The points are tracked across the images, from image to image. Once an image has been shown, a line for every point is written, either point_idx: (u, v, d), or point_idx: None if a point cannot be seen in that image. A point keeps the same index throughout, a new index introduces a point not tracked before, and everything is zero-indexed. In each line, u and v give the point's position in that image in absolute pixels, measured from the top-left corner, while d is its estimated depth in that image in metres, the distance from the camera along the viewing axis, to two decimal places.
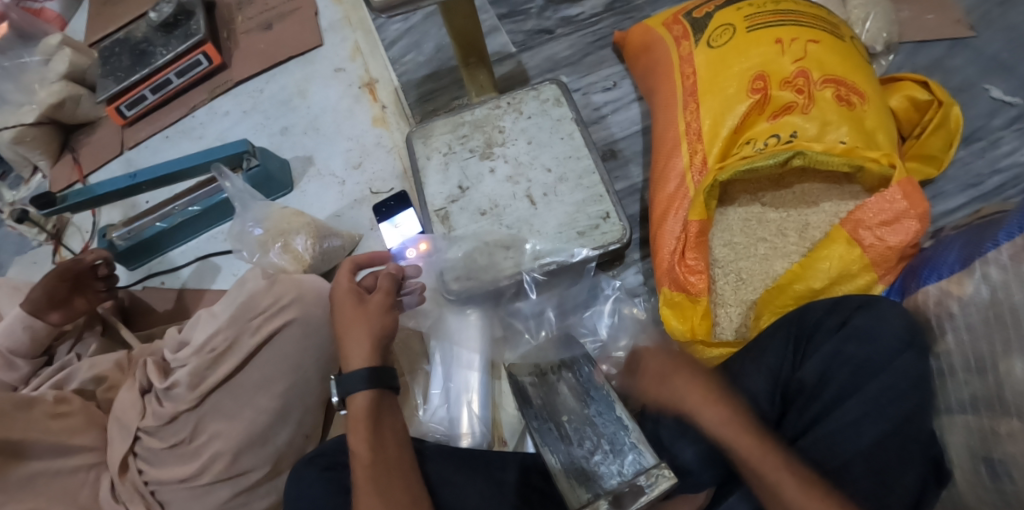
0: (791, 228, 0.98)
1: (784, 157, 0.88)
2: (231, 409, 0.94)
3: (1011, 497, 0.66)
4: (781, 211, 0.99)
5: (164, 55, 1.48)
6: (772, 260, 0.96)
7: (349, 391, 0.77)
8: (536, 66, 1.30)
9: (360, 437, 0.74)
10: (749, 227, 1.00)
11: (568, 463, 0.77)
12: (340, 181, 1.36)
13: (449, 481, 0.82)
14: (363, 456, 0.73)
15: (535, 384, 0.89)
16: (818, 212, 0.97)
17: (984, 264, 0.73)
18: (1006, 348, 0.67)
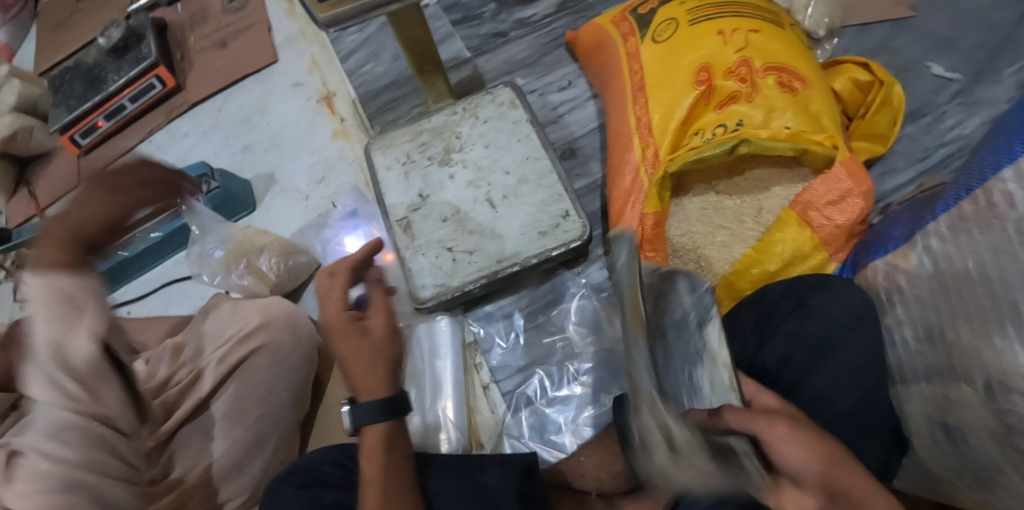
0: (747, 214, 1.00)
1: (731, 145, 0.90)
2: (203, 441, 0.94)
3: (967, 459, 0.69)
4: (736, 197, 1.01)
5: (117, 80, 1.46)
6: (731, 247, 0.98)
7: (360, 423, 0.76)
8: (492, 70, 1.31)
9: (369, 458, 0.75)
10: (706, 215, 1.02)
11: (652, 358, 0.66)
12: (304, 196, 1.36)
13: (448, 495, 0.83)
14: (371, 474, 0.74)
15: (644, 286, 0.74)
16: (771, 196, 1.00)
17: (925, 236, 0.75)
18: (952, 317, 0.69)
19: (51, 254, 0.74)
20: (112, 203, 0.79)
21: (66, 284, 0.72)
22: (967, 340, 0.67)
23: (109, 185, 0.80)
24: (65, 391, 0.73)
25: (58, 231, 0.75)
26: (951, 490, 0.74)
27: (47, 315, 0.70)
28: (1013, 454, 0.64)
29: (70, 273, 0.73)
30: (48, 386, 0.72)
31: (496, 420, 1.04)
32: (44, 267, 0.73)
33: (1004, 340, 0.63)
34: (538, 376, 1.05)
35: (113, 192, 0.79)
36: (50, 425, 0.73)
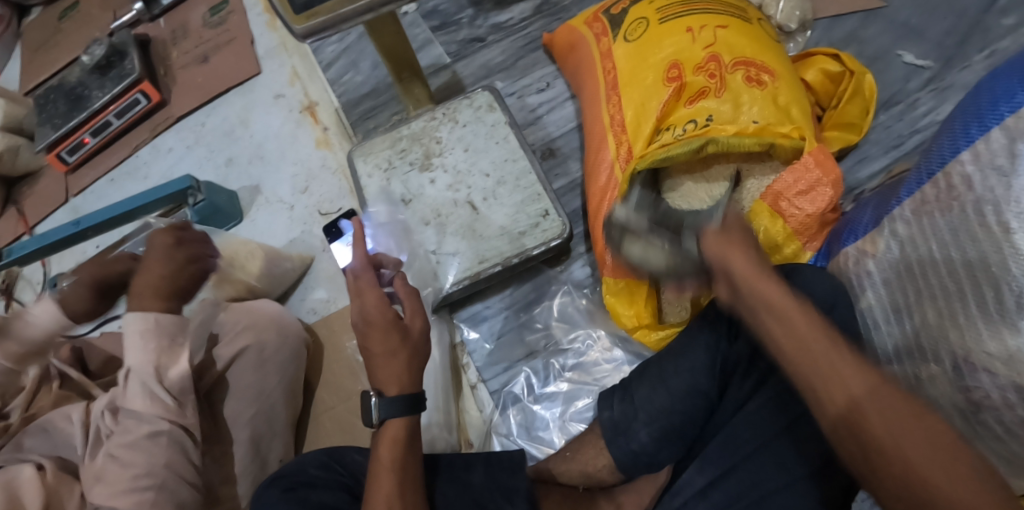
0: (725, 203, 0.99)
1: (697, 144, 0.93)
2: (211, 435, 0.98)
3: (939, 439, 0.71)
4: None
5: (101, 97, 1.47)
6: None
7: (386, 415, 0.76)
8: (471, 74, 1.33)
9: (386, 447, 0.75)
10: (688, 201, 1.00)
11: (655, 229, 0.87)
12: (289, 206, 1.37)
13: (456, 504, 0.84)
14: (385, 458, 0.75)
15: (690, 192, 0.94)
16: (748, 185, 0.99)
17: (890, 220, 0.77)
18: (918, 298, 0.72)
19: (148, 300, 0.90)
20: (188, 262, 0.94)
21: (163, 323, 0.89)
22: (934, 321, 0.70)
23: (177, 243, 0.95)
24: (161, 402, 0.86)
25: (151, 281, 0.90)
26: None
27: (142, 340, 0.86)
28: (980, 429, 0.66)
29: (165, 315, 0.90)
30: (146, 397, 0.85)
31: (484, 419, 1.05)
32: (142, 309, 0.89)
33: (968, 321, 0.65)
34: (524, 374, 1.07)
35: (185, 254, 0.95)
36: (146, 429, 0.84)
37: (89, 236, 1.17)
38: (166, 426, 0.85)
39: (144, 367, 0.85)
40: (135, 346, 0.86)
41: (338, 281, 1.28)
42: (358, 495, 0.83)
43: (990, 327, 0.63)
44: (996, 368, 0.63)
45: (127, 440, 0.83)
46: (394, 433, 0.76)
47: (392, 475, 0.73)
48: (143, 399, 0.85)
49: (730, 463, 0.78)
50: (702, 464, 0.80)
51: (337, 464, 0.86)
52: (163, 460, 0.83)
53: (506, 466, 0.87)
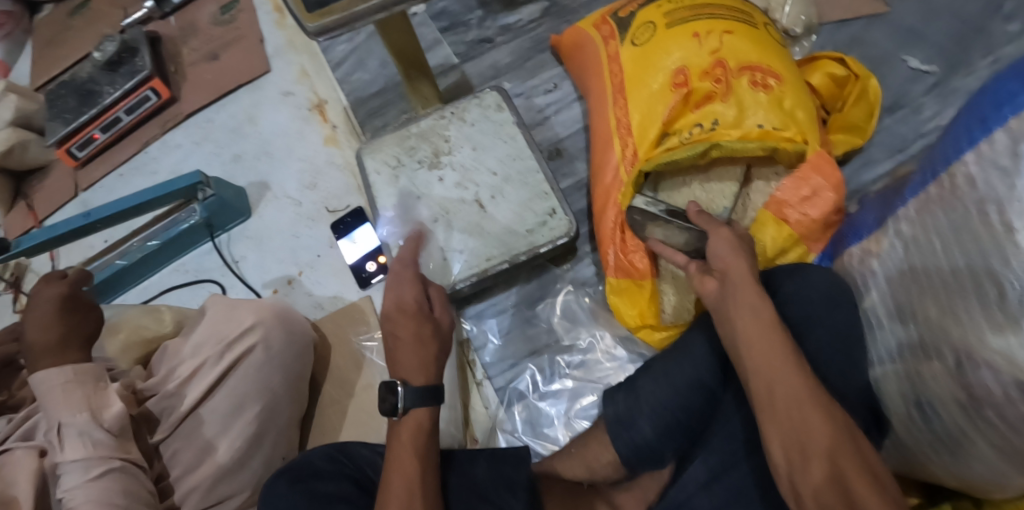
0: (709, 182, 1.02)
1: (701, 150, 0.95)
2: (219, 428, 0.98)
3: (940, 432, 0.75)
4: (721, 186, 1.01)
5: (111, 93, 1.48)
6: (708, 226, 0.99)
7: (411, 404, 0.79)
8: (479, 75, 1.34)
9: (409, 430, 0.79)
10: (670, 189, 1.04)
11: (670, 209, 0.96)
12: (297, 202, 1.38)
13: (475, 494, 0.86)
14: (407, 438, 0.79)
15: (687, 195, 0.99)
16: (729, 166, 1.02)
17: (895, 221, 0.80)
18: (921, 298, 0.74)
19: (65, 355, 0.88)
20: (76, 313, 0.91)
21: (83, 372, 0.88)
22: (936, 318, 0.72)
23: (70, 302, 0.91)
24: (104, 443, 0.85)
25: (52, 339, 0.87)
26: (925, 462, 0.80)
27: (69, 397, 0.85)
28: (981, 426, 0.69)
29: (82, 365, 0.88)
30: (88, 444, 0.84)
31: (489, 416, 1.06)
32: (54, 365, 0.87)
33: (970, 318, 0.67)
34: (529, 371, 1.08)
35: (73, 306, 0.91)
36: (93, 471, 0.83)
37: (98, 229, 1.18)
38: (116, 465, 0.85)
39: (77, 421, 0.84)
40: (59, 402, 0.85)
41: (345, 276, 1.29)
42: (361, 485, 0.85)
43: (992, 326, 0.65)
44: (997, 365, 0.65)
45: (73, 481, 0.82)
46: (419, 419, 0.80)
47: (414, 459, 0.77)
48: (87, 443, 0.84)
49: (734, 457, 0.80)
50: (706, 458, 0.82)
51: (344, 456, 0.87)
52: (120, 491, 0.84)
53: (513, 460, 0.89)
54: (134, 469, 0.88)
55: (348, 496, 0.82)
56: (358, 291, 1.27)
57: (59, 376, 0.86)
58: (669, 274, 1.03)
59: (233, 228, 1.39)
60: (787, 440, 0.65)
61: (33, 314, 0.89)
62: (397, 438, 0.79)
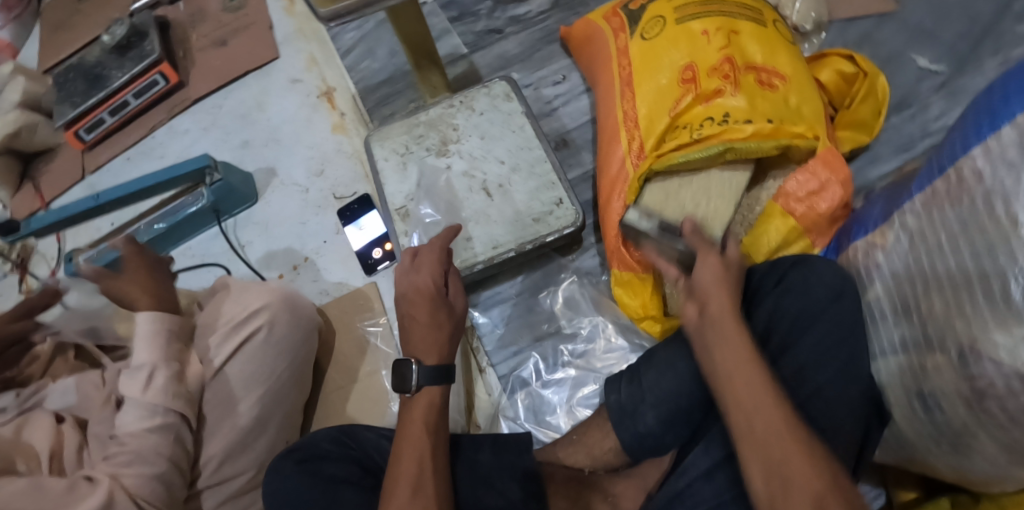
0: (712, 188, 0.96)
1: (714, 152, 0.93)
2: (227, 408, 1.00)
3: (941, 425, 0.75)
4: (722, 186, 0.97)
5: (120, 77, 1.48)
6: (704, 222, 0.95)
7: (424, 382, 0.81)
8: (487, 65, 1.34)
9: (420, 409, 0.80)
10: (666, 191, 0.98)
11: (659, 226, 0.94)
12: (304, 189, 1.39)
13: (484, 480, 0.87)
14: (418, 416, 0.80)
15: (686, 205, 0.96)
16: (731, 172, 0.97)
17: (902, 214, 0.80)
18: (925, 290, 0.75)
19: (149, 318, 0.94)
20: (162, 274, 1.00)
21: (171, 334, 0.96)
22: (940, 311, 0.72)
23: (152, 262, 1.00)
24: (168, 400, 0.91)
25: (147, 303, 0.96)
26: (926, 456, 0.81)
27: (157, 353, 0.93)
28: (983, 418, 0.70)
29: (173, 327, 0.96)
30: (162, 396, 0.91)
31: (492, 402, 1.08)
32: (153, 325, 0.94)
33: (974, 311, 0.68)
34: (533, 359, 1.08)
35: (155, 266, 1.00)
36: (156, 423, 0.89)
37: (106, 211, 1.19)
38: (172, 421, 0.91)
39: (165, 368, 0.92)
40: (152, 351, 0.93)
41: (351, 263, 1.30)
42: (366, 467, 0.85)
43: (997, 318, 0.66)
44: (1000, 357, 0.66)
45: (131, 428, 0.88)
46: (431, 397, 0.81)
47: (424, 433, 0.78)
48: (168, 394, 0.91)
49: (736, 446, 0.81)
50: (708, 447, 0.82)
51: (348, 438, 0.88)
52: (164, 453, 0.89)
53: (515, 446, 0.91)
54: (184, 429, 0.93)
55: (353, 477, 0.82)
56: (364, 277, 1.28)
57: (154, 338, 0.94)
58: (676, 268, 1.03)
59: (239, 213, 1.40)
60: (774, 478, 0.63)
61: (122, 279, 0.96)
62: (407, 414, 0.80)
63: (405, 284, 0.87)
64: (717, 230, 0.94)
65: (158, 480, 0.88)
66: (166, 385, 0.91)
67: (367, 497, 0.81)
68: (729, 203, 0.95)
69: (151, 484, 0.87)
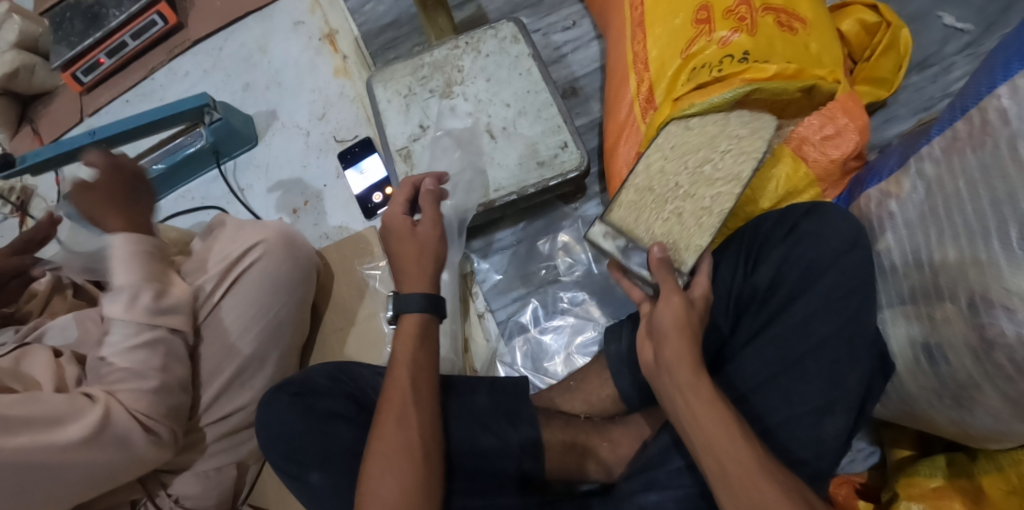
0: (689, 210, 0.84)
1: (741, 92, 0.89)
2: (222, 345, 0.99)
3: (946, 378, 0.74)
4: (710, 191, 0.84)
5: (117, 16, 1.43)
6: (683, 232, 0.83)
7: (402, 309, 0.81)
8: (496, 9, 1.29)
9: (404, 342, 0.80)
10: (637, 209, 0.86)
11: (623, 246, 0.85)
12: (305, 132, 1.36)
13: (483, 423, 0.88)
14: (404, 354, 0.80)
15: (666, 215, 0.84)
16: (715, 193, 0.84)
17: (918, 160, 0.77)
18: (939, 239, 0.72)
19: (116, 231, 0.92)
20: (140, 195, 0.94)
21: (142, 248, 0.92)
22: (953, 260, 0.70)
23: (127, 179, 0.93)
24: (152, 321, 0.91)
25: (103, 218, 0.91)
26: (927, 411, 0.80)
27: (135, 270, 0.90)
28: (990, 368, 0.68)
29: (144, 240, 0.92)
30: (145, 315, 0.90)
31: (490, 348, 1.07)
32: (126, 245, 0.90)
33: (989, 258, 0.66)
34: (532, 305, 1.08)
35: (133, 184, 0.93)
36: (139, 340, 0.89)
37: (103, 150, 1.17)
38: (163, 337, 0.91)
39: (145, 288, 0.90)
40: (126, 270, 0.90)
41: (352, 207, 1.28)
42: (362, 404, 0.86)
43: (1011, 265, 0.64)
44: (1013, 305, 0.64)
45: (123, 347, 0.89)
46: (412, 324, 0.81)
47: (407, 369, 0.78)
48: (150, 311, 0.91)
49: (737, 394, 0.80)
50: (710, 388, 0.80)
51: (344, 375, 0.89)
52: (159, 363, 0.90)
53: (509, 390, 0.92)
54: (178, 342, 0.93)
55: (347, 413, 0.84)
56: (365, 221, 1.26)
57: (132, 261, 0.90)
58: None
59: (239, 156, 1.37)
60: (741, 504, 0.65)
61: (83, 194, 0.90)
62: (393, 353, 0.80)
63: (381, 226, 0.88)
64: (687, 259, 0.81)
65: (155, 392, 0.89)
66: (147, 303, 0.90)
67: (362, 432, 0.84)
68: (705, 230, 0.82)
69: (148, 396, 0.88)
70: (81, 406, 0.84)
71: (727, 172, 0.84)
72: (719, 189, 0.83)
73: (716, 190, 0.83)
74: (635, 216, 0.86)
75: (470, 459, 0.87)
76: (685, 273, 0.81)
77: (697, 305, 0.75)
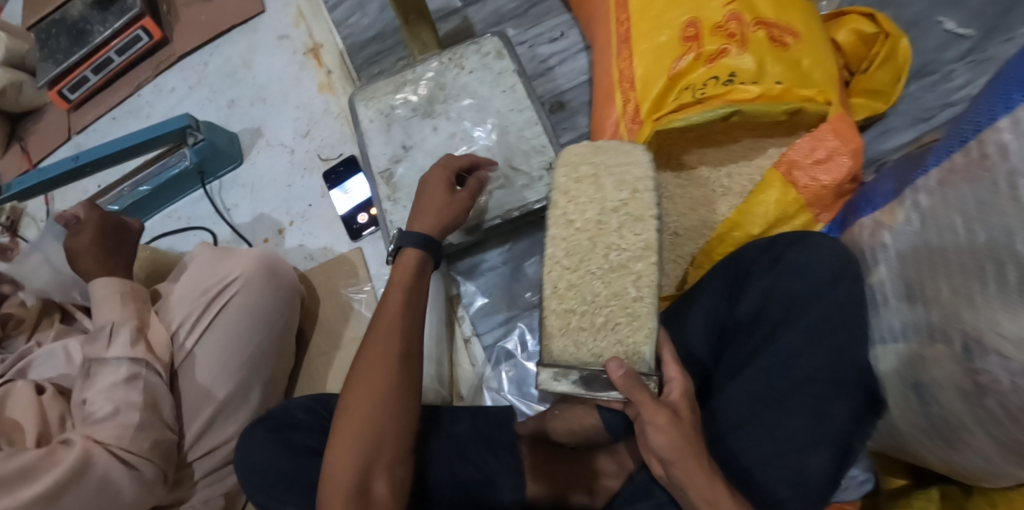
0: (621, 309, 0.74)
1: (722, 112, 0.85)
2: (199, 384, 0.97)
3: (936, 417, 0.72)
4: (631, 279, 0.74)
5: (102, 32, 1.41)
6: (631, 333, 0.73)
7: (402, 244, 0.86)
8: (482, 21, 1.25)
9: (401, 271, 0.84)
10: (572, 334, 0.75)
11: (576, 381, 0.73)
12: (290, 150, 1.34)
13: (466, 457, 0.87)
14: (398, 282, 0.83)
15: (602, 323, 0.74)
16: (635, 276, 0.74)
17: (914, 192, 0.74)
18: (933, 274, 0.70)
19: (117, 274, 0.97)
20: (123, 242, 1.00)
21: (128, 289, 0.96)
22: (947, 299, 0.68)
23: (113, 228, 0.99)
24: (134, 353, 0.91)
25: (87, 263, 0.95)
26: (918, 449, 0.78)
27: (118, 308, 0.93)
28: (982, 413, 0.66)
29: (132, 284, 0.97)
30: (131, 345, 0.91)
31: (475, 374, 1.06)
32: (110, 283, 0.94)
33: (983, 300, 0.63)
34: (519, 330, 1.06)
35: (117, 233, 0.99)
36: (125, 374, 0.89)
37: (88, 173, 1.14)
38: (142, 371, 0.90)
39: (127, 322, 0.93)
40: (114, 306, 0.93)
41: (336, 227, 1.26)
42: None
43: (1005, 310, 0.61)
44: (1007, 351, 0.62)
45: (102, 386, 0.88)
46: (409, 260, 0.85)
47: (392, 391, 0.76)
48: (130, 342, 0.91)
49: (724, 430, 0.77)
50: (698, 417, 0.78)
51: (324, 408, 0.88)
52: (140, 397, 0.89)
53: (493, 420, 0.91)
54: (156, 379, 0.92)
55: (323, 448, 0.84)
56: (349, 242, 1.24)
57: (114, 301, 0.93)
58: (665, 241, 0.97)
59: (225, 176, 1.35)
60: None
61: (80, 239, 0.96)
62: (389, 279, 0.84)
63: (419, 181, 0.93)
64: (646, 355, 0.72)
65: (140, 427, 0.87)
66: (128, 333, 0.91)
67: None
68: (646, 316, 0.73)
69: (131, 432, 0.86)
70: (60, 456, 0.81)
71: (632, 243, 0.74)
72: (632, 265, 0.74)
73: (631, 272, 0.74)
74: (575, 344, 0.75)
75: (452, 492, 0.85)
76: (652, 374, 0.71)
77: (683, 412, 0.70)
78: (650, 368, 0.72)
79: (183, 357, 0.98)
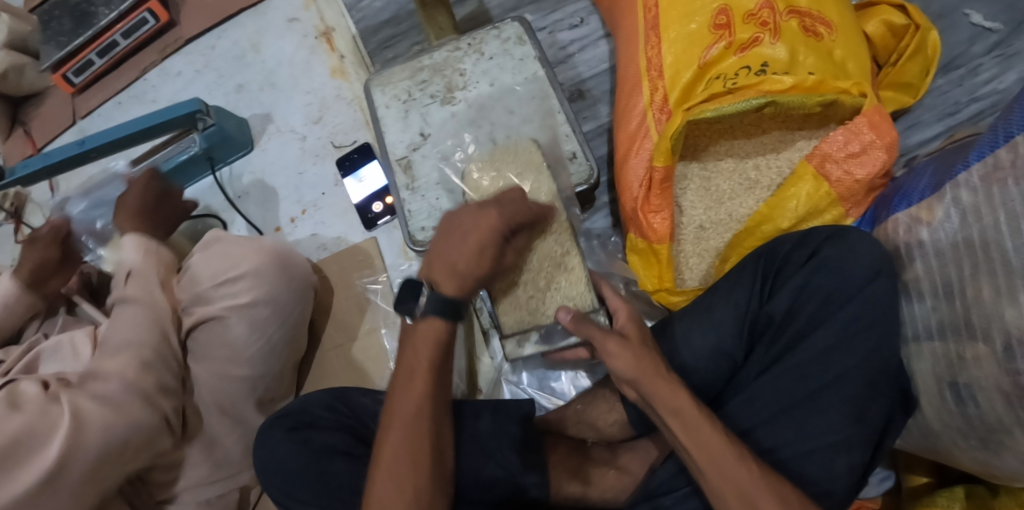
0: (553, 270, 0.89)
1: (756, 103, 0.83)
2: (209, 356, 0.97)
3: (973, 418, 0.71)
4: (552, 242, 0.89)
5: (107, 13, 1.37)
6: (569, 285, 0.88)
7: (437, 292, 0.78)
8: (499, 5, 1.22)
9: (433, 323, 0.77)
10: (519, 304, 0.89)
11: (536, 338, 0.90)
12: (301, 136, 1.32)
13: (487, 453, 0.84)
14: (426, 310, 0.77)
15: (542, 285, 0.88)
16: (554, 240, 0.89)
17: (954, 187, 0.72)
18: (974, 273, 0.68)
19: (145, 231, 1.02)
20: (163, 209, 1.05)
21: (152, 249, 1.00)
22: (988, 297, 0.66)
23: (156, 197, 1.05)
24: (153, 304, 0.95)
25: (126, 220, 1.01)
26: (950, 449, 0.77)
27: (144, 262, 0.98)
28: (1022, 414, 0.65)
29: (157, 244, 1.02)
30: (147, 297, 0.95)
31: (494, 369, 1.06)
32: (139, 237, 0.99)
33: None
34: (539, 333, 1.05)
35: (160, 202, 1.05)
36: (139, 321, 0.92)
37: (95, 158, 1.11)
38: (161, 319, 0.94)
39: (147, 274, 0.98)
40: (139, 259, 0.98)
41: (350, 217, 1.24)
42: (360, 436, 0.84)
43: None
44: None
45: (118, 331, 0.90)
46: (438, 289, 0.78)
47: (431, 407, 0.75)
48: (146, 293, 0.95)
49: (750, 424, 0.76)
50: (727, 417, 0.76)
51: (342, 405, 0.87)
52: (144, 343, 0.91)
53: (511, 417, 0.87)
54: (167, 338, 0.95)
55: (344, 447, 0.82)
56: (363, 232, 1.22)
57: (143, 254, 0.99)
58: (690, 234, 0.96)
59: (235, 161, 1.32)
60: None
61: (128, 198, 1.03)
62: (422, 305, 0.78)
63: (478, 219, 0.79)
64: (590, 300, 0.87)
65: (143, 369, 0.88)
66: (149, 282, 0.97)
67: (359, 465, 0.81)
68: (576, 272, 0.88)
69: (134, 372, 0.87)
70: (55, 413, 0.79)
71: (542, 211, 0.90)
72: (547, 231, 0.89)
73: (548, 236, 0.89)
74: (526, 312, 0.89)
75: (474, 491, 0.82)
76: (598, 310, 0.87)
77: (631, 334, 0.76)
78: (595, 306, 0.87)
79: (197, 335, 0.98)
